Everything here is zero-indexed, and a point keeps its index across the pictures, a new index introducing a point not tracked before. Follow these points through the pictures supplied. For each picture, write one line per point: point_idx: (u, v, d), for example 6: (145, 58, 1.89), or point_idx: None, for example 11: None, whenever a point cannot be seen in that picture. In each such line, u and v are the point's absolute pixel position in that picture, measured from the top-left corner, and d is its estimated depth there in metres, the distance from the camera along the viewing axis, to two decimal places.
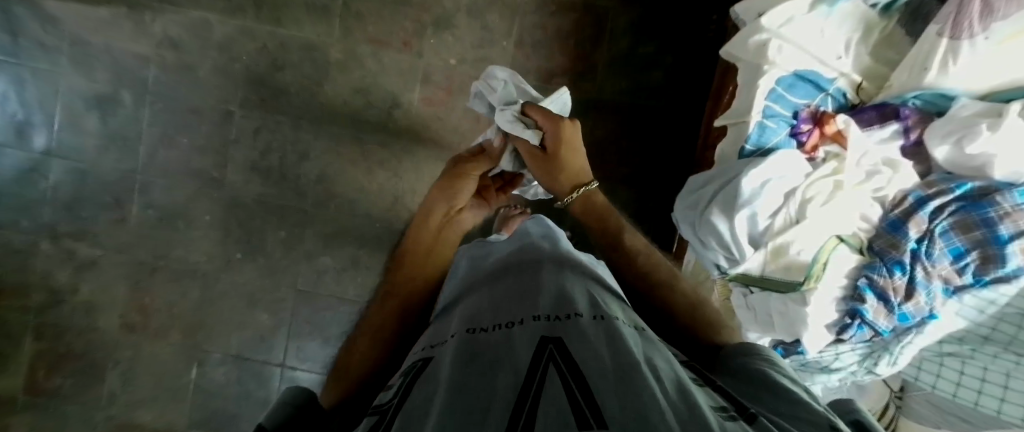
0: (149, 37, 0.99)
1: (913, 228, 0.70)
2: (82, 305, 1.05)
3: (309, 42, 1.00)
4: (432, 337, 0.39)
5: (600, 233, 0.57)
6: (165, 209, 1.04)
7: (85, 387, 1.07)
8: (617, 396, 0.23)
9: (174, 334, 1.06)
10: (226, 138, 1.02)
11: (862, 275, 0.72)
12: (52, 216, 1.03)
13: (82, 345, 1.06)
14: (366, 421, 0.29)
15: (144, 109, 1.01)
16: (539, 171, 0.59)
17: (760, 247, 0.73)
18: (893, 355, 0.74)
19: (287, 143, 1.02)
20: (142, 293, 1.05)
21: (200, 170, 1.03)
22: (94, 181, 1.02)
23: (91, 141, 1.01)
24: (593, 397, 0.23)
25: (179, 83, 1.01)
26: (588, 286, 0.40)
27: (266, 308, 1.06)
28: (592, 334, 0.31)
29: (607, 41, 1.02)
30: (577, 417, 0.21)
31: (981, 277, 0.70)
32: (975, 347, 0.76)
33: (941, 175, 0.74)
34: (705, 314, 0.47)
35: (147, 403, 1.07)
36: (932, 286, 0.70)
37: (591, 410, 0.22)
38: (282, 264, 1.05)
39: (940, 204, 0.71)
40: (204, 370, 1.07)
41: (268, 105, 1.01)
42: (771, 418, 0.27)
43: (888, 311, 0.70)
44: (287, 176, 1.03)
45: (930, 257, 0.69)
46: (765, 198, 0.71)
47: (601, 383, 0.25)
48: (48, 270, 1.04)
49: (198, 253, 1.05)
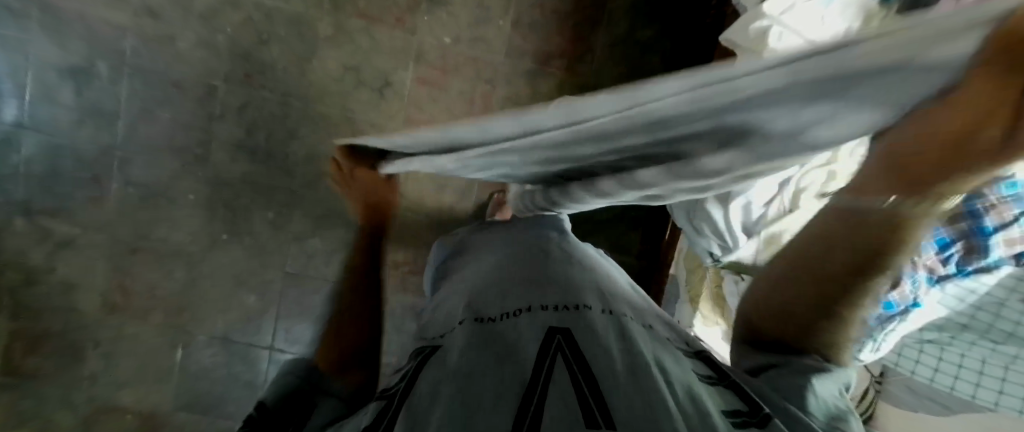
0: (126, 5, 0.94)
1: None
2: (59, 283, 1.02)
3: (297, 15, 0.96)
4: (437, 323, 0.39)
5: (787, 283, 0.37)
6: (146, 187, 1.00)
7: (66, 368, 1.04)
8: (629, 400, 0.24)
9: (158, 315, 1.04)
10: (210, 114, 0.99)
11: None
12: (27, 191, 0.99)
13: (62, 326, 1.03)
14: (373, 405, 0.29)
15: (122, 82, 0.97)
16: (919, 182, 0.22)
17: (754, 235, 0.73)
18: (877, 341, 0.76)
19: (274, 120, 0.99)
20: (124, 273, 1.03)
21: (183, 147, 0.99)
22: (70, 156, 0.98)
23: (66, 114, 0.97)
24: (604, 399, 0.24)
25: (159, 55, 0.96)
26: (596, 276, 0.41)
27: (254, 290, 1.04)
28: (601, 330, 0.31)
29: (605, 23, 1.00)
30: (589, 421, 0.22)
31: (963, 267, 0.71)
32: (954, 335, 0.78)
33: None
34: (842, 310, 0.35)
35: (131, 384, 1.06)
36: (918, 275, 0.72)
37: (603, 416, 0.22)
38: (270, 245, 1.03)
39: None
40: (189, 352, 1.05)
41: (255, 80, 0.98)
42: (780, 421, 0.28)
43: (873, 299, 0.73)
44: (274, 155, 1.00)
45: (915, 246, 0.73)
46: (761, 186, 0.71)
47: (613, 383, 0.25)
48: (22, 248, 1.01)
49: (181, 232, 1.02)
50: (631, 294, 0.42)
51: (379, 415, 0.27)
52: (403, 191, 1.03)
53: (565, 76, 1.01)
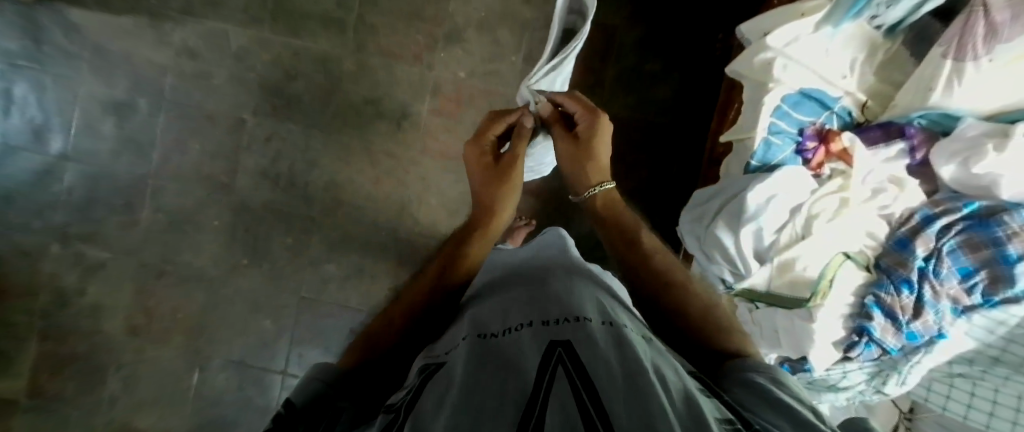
0: (167, 46, 1.02)
1: (920, 246, 0.70)
2: (87, 307, 1.06)
3: (323, 54, 1.03)
4: (442, 342, 0.40)
5: (667, 291, 0.50)
6: (175, 213, 1.05)
7: (87, 390, 1.06)
8: (626, 402, 0.24)
9: (178, 339, 1.07)
10: (238, 145, 1.04)
11: (869, 293, 0.72)
12: (65, 217, 1.04)
13: (86, 348, 1.06)
14: (380, 419, 0.29)
15: (159, 116, 1.03)
16: (569, 158, 0.61)
17: (766, 262, 0.73)
18: (902, 374, 0.73)
19: (297, 151, 1.04)
20: (148, 296, 1.06)
21: (211, 175, 1.05)
22: (106, 184, 1.04)
23: (107, 145, 1.04)
24: (602, 403, 0.24)
25: (194, 90, 1.03)
26: (598, 292, 0.41)
27: (269, 315, 1.06)
28: (600, 340, 0.31)
29: (614, 57, 1.04)
30: (585, 421, 0.22)
31: (989, 297, 0.70)
32: (985, 369, 0.76)
33: (947, 194, 0.75)
34: (718, 320, 0.47)
35: (147, 407, 1.07)
36: (940, 306, 0.70)
37: (599, 417, 0.23)
38: (287, 270, 1.06)
39: (948, 223, 0.72)
40: (206, 376, 1.07)
41: (281, 113, 1.03)
42: None
43: (896, 330, 0.70)
44: (295, 182, 1.04)
45: (937, 275, 0.70)
46: (770, 213, 0.71)
47: (610, 388, 0.26)
48: (56, 271, 1.05)
49: (204, 257, 1.06)
50: (634, 314, 0.42)
51: (386, 429, 0.28)
52: (417, 218, 1.05)
53: None
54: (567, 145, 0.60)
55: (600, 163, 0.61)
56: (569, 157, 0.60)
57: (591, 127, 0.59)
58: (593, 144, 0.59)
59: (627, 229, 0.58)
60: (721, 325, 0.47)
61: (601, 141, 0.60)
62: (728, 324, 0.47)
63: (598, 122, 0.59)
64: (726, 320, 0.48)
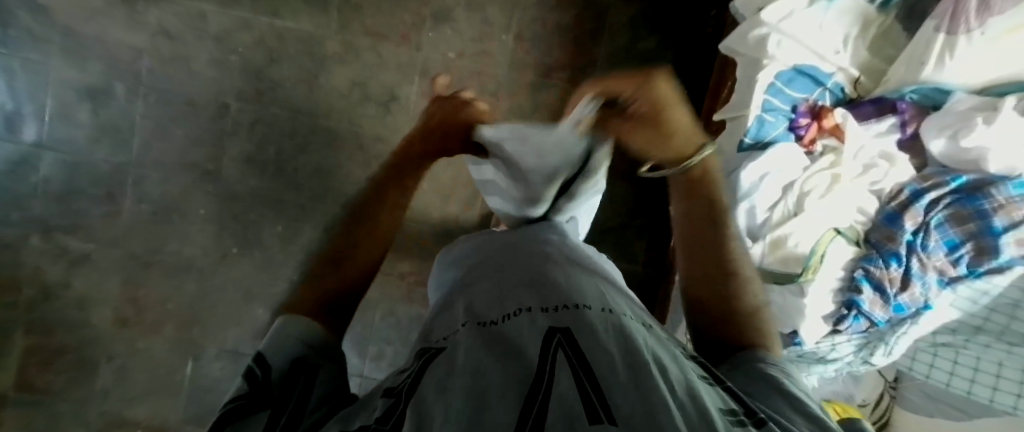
0: (143, 28, 0.97)
1: (909, 221, 0.72)
2: (73, 299, 1.04)
3: (306, 35, 0.99)
4: (438, 326, 0.39)
5: (719, 275, 0.47)
6: (159, 202, 1.02)
7: (79, 382, 1.05)
8: (628, 393, 0.25)
9: (169, 329, 1.05)
10: (222, 132, 1.01)
11: (859, 267, 0.73)
12: (45, 208, 1.01)
13: (75, 340, 1.04)
14: (378, 403, 0.29)
15: (137, 102, 1.00)
16: (641, 138, 0.50)
17: (759, 239, 0.74)
18: (889, 345, 0.75)
19: (283, 136, 1.02)
20: (136, 287, 1.04)
21: (195, 163, 1.02)
22: (86, 174, 1.01)
23: (83, 133, 1.00)
24: (604, 393, 0.24)
25: (173, 75, 0.99)
26: (596, 279, 0.42)
27: (263, 302, 1.06)
28: (601, 329, 0.32)
29: (607, 35, 1.02)
30: (588, 409, 0.23)
31: (974, 268, 0.71)
32: (968, 337, 0.78)
33: (936, 169, 0.75)
34: (757, 319, 0.44)
35: (142, 398, 1.06)
36: (927, 277, 0.71)
37: (602, 406, 0.23)
38: (278, 258, 1.05)
39: (936, 197, 0.73)
40: (200, 365, 1.06)
41: (265, 97, 1.00)
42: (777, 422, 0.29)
43: (884, 303, 0.71)
44: (283, 169, 1.02)
45: (925, 248, 0.71)
46: (763, 191, 0.73)
47: (611, 379, 0.26)
48: (38, 264, 1.03)
49: (192, 246, 1.04)
50: (631, 299, 0.43)
51: (386, 412, 0.28)
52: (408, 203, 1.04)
53: (569, 87, 1.03)
54: (631, 127, 0.49)
55: (682, 136, 0.48)
56: (645, 138, 0.50)
57: (651, 98, 0.46)
58: (662, 116, 0.47)
59: (713, 207, 0.50)
60: (758, 325, 0.44)
61: (667, 108, 0.46)
62: (766, 328, 0.44)
63: (652, 90, 0.46)
64: (766, 328, 0.44)
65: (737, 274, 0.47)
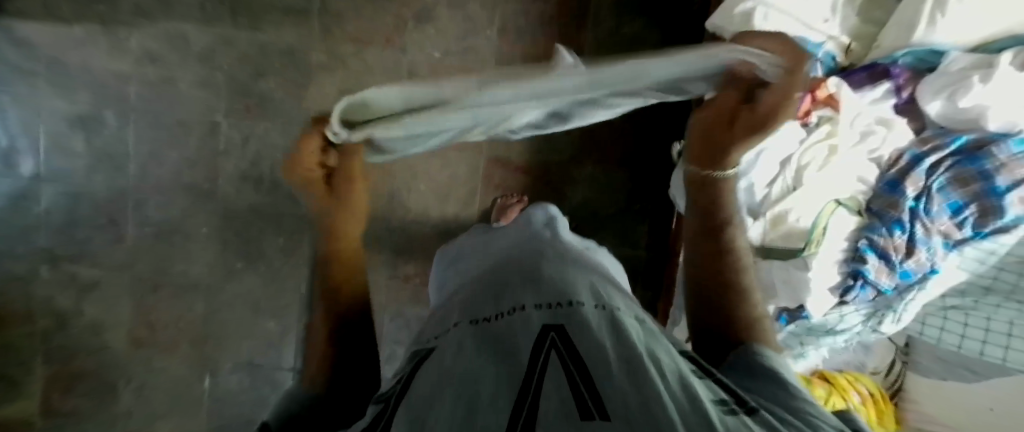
0: (127, 53, 0.97)
1: (910, 187, 0.71)
2: (87, 326, 1.05)
3: (289, 46, 0.98)
4: (431, 329, 0.39)
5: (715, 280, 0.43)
6: (161, 225, 1.03)
7: (100, 407, 1.07)
8: (619, 386, 0.25)
9: (184, 349, 1.07)
10: (215, 150, 1.01)
11: (862, 236, 0.73)
12: (50, 239, 1.02)
13: (93, 366, 1.06)
14: (370, 408, 0.30)
15: (129, 126, 1.00)
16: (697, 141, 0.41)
17: (760, 216, 0.74)
18: (897, 312, 0.74)
19: (277, 149, 1.02)
20: (147, 310, 1.05)
21: (192, 183, 1.02)
22: (86, 202, 1.01)
23: (79, 162, 1.00)
24: (596, 386, 0.25)
25: (161, 96, 0.99)
26: (590, 274, 0.42)
27: (272, 315, 1.07)
28: (594, 325, 0.32)
29: (591, 23, 1.02)
30: (578, 405, 0.23)
31: (980, 230, 0.71)
32: (977, 299, 0.78)
33: (935, 131, 0.74)
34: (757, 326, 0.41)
35: (164, 417, 1.08)
36: (932, 242, 0.70)
37: (593, 400, 0.23)
38: (284, 270, 1.06)
39: (937, 160, 0.72)
40: (217, 380, 1.08)
41: (255, 112, 1.00)
42: (770, 410, 0.29)
43: (890, 270, 0.71)
44: (280, 182, 1.03)
45: (929, 213, 0.70)
46: (761, 168, 0.73)
47: (603, 373, 0.26)
48: (49, 295, 1.04)
49: (198, 266, 1.05)
50: (624, 291, 0.43)
51: (379, 415, 0.28)
52: (406, 206, 1.04)
53: None
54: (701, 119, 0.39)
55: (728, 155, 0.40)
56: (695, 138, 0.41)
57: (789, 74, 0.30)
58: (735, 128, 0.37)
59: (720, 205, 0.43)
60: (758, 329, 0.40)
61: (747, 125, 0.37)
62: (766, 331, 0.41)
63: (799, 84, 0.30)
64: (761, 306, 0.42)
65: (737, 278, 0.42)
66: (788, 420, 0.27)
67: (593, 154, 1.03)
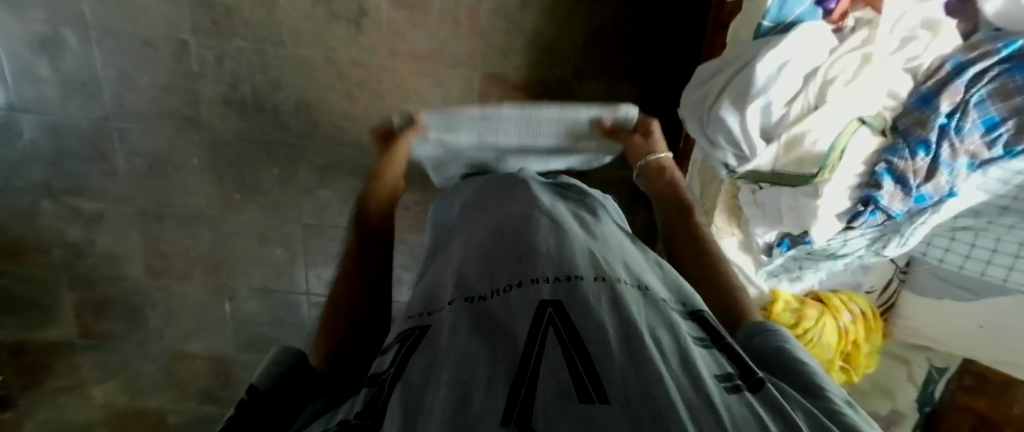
0: None
1: (946, 101, 0.64)
2: (103, 256, 1.09)
3: None
4: (425, 300, 0.38)
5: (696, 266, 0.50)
6: (151, 156, 1.00)
7: (133, 327, 1.15)
8: (620, 368, 0.24)
9: (199, 274, 1.11)
10: (189, 72, 0.94)
11: (881, 160, 0.68)
12: (44, 173, 1.01)
13: (119, 292, 1.12)
14: (364, 392, 0.30)
15: (92, 49, 0.91)
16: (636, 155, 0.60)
17: (773, 140, 0.68)
18: (904, 236, 0.73)
19: (256, 71, 0.94)
20: (156, 240, 1.08)
21: (173, 110, 0.97)
22: (69, 134, 0.98)
23: (49, 90, 0.94)
24: (595, 372, 0.24)
25: (118, 12, 0.89)
26: (586, 240, 0.40)
27: (279, 243, 1.09)
28: (594, 301, 0.31)
29: None
30: (578, 389, 0.23)
31: (1011, 149, 0.65)
32: (991, 220, 0.76)
33: (987, 33, 0.65)
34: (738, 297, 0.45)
35: (194, 335, 1.17)
36: (956, 164, 0.66)
37: (592, 383, 0.23)
38: (284, 201, 1.05)
39: (982, 69, 0.64)
40: (236, 304, 1.14)
41: (223, 28, 0.90)
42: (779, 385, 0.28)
43: (904, 195, 0.67)
44: (263, 107, 0.97)
45: (959, 132, 0.64)
46: (781, 83, 0.64)
47: (604, 356, 0.26)
48: (59, 227, 1.06)
49: (197, 197, 1.04)
50: (632, 257, 0.42)
51: (372, 402, 0.28)
52: None
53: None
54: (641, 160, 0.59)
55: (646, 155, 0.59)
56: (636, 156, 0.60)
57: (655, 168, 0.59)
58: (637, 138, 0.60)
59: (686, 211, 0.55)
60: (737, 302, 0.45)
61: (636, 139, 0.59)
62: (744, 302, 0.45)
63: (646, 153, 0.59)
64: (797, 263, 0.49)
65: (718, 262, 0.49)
66: (792, 397, 0.27)
67: (599, 66, 0.94)
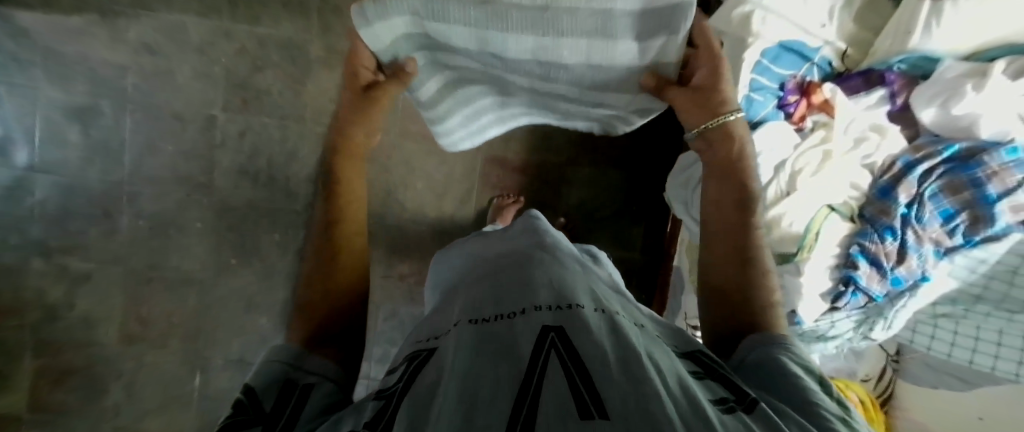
0: (125, 44, 0.96)
1: (903, 193, 0.71)
2: (77, 320, 1.05)
3: (288, 40, 0.98)
4: (432, 326, 0.40)
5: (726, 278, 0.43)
6: (155, 218, 1.03)
7: (89, 400, 1.07)
8: (617, 383, 0.25)
9: (175, 343, 1.06)
10: (212, 143, 1.01)
11: (853, 243, 0.73)
12: (46, 230, 1.02)
13: (85, 360, 1.06)
14: (371, 405, 0.30)
15: (125, 119, 0.99)
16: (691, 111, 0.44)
17: None
18: (888, 320, 0.75)
19: (274, 143, 1.02)
20: (138, 304, 1.05)
21: (187, 176, 1.02)
22: (80, 195, 1.01)
23: (74, 153, 1.00)
24: (594, 389, 0.25)
25: (157, 89, 0.99)
26: (586, 279, 0.42)
27: (266, 312, 1.07)
28: (595, 327, 0.32)
29: None
30: (578, 405, 0.23)
31: (970, 237, 0.71)
32: (966, 307, 0.78)
33: (929, 138, 0.75)
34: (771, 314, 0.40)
35: (154, 412, 1.08)
36: (923, 249, 0.71)
37: (590, 397, 0.24)
38: (279, 268, 1.05)
39: (929, 168, 0.72)
40: (207, 377, 1.07)
41: (252, 106, 1.00)
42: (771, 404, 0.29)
43: (881, 276, 0.71)
44: (275, 177, 1.03)
45: (920, 220, 0.71)
46: None
47: (604, 374, 0.26)
48: (41, 288, 1.04)
49: (192, 260, 1.04)
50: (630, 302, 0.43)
51: (379, 415, 0.28)
52: (404, 203, 1.04)
53: None
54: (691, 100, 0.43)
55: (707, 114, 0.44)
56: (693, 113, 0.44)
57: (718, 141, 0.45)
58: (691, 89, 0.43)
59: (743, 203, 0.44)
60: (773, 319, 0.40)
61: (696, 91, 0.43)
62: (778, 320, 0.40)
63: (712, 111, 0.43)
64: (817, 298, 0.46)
65: (756, 266, 0.42)
66: (787, 419, 0.27)
67: (591, 154, 1.03)
